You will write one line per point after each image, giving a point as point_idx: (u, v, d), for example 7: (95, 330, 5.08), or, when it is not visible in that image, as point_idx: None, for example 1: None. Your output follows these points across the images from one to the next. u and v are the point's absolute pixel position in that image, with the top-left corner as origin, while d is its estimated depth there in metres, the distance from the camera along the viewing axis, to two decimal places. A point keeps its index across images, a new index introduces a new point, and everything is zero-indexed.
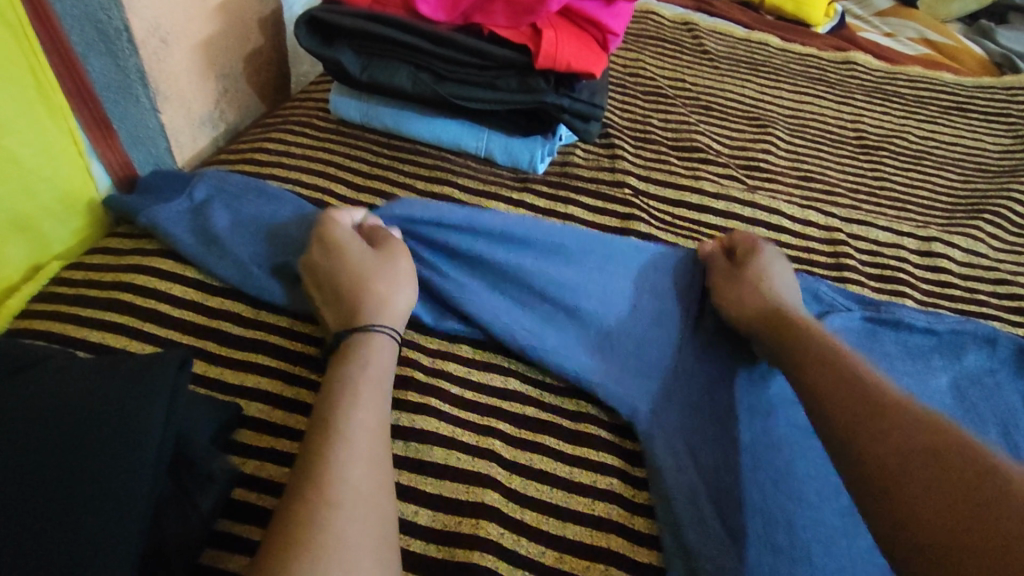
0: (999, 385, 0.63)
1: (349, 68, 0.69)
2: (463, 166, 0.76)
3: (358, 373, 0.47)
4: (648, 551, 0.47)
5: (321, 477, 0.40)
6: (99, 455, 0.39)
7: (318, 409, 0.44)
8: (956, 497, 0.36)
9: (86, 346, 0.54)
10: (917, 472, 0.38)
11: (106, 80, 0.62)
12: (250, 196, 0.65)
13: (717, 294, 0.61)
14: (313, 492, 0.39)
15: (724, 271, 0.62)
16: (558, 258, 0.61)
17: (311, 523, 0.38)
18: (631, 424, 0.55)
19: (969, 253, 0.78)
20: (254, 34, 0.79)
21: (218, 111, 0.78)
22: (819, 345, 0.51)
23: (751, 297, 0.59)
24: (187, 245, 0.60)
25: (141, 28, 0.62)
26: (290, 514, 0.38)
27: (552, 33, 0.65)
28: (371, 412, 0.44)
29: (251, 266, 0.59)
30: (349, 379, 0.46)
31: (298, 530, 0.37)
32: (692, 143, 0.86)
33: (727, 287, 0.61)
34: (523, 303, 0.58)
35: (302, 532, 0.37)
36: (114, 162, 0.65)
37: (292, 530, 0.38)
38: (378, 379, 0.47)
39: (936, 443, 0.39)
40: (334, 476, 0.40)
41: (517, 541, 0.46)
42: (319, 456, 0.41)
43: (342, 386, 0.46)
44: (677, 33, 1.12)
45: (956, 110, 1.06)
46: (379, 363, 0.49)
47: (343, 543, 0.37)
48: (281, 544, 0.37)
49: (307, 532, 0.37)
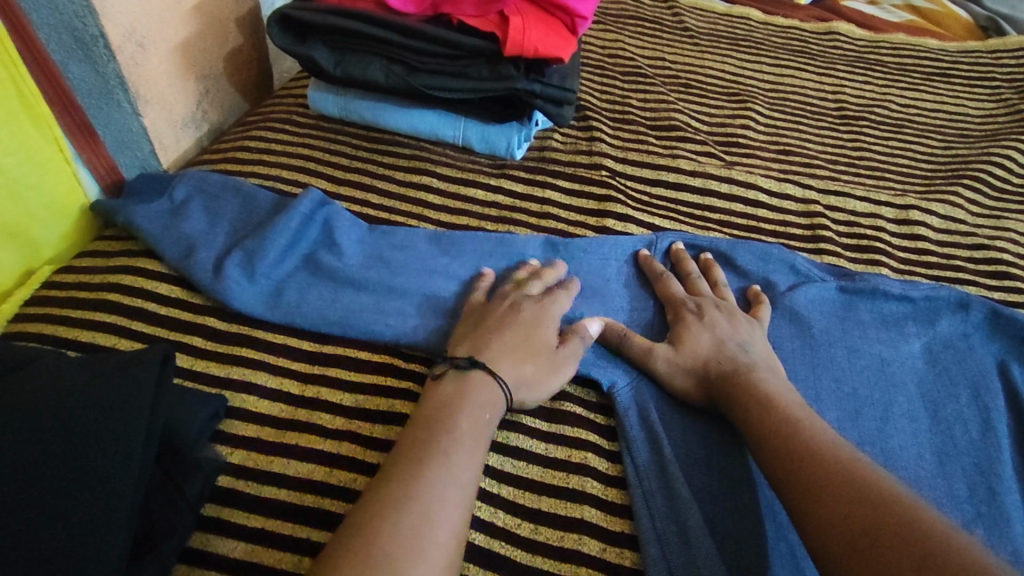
0: (972, 348, 0.64)
1: (323, 63, 0.70)
2: (441, 154, 0.77)
3: (473, 404, 0.48)
4: (620, 520, 0.49)
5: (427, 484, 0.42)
6: (89, 450, 0.41)
7: (421, 427, 0.46)
8: (897, 533, 0.37)
9: (76, 346, 0.56)
10: (877, 545, 0.37)
11: (87, 86, 0.64)
12: (230, 206, 0.67)
13: (666, 296, 0.62)
14: (416, 493, 0.41)
15: (664, 275, 0.63)
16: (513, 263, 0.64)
17: (412, 522, 0.40)
18: (606, 400, 0.56)
19: (948, 220, 0.79)
20: (232, 33, 0.80)
21: (201, 111, 0.80)
22: (762, 385, 0.51)
23: (682, 304, 0.60)
24: (160, 242, 0.63)
25: (116, 33, 0.64)
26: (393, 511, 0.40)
27: (519, 20, 0.66)
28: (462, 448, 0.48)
29: (222, 254, 0.62)
30: (464, 404, 0.48)
31: (396, 527, 0.39)
32: (670, 122, 0.86)
33: (668, 290, 0.62)
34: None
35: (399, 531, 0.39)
36: (99, 167, 0.67)
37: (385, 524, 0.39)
38: (488, 409, 0.49)
39: (889, 516, 0.38)
40: (439, 486, 0.42)
41: (494, 513, 0.48)
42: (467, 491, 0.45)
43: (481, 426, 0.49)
44: (657, 11, 1.11)
45: (939, 76, 1.06)
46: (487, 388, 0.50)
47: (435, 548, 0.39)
48: (381, 536, 0.39)
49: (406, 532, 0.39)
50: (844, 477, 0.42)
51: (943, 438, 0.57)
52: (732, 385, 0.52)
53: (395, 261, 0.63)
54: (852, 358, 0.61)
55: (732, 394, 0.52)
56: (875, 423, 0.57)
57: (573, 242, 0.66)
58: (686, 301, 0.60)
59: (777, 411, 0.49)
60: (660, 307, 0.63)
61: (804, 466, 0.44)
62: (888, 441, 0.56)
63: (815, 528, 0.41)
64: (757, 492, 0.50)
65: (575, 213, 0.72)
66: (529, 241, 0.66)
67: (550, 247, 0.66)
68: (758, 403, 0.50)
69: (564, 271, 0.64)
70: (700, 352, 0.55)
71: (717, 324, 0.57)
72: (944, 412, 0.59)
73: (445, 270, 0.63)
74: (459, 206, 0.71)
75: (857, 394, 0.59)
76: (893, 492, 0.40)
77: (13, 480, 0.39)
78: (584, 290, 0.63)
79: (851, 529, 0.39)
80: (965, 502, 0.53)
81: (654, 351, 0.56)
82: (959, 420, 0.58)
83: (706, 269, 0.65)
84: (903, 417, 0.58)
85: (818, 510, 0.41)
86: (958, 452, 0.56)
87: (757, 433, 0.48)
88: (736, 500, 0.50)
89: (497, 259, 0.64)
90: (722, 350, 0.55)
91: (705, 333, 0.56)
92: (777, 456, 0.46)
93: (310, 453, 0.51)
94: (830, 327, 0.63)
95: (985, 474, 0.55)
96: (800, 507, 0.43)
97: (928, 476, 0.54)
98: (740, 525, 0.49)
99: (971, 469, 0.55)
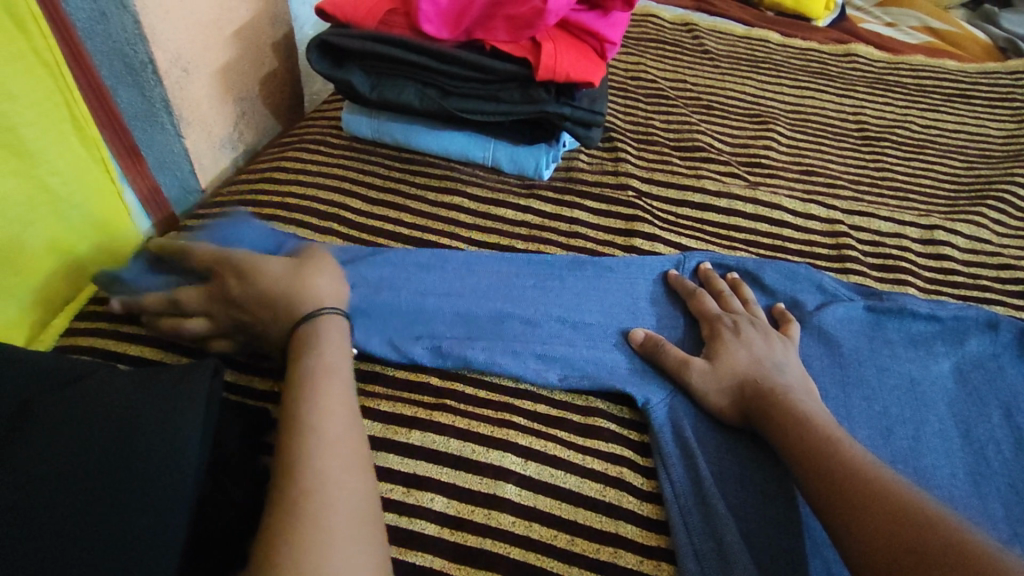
0: (1002, 368, 0.64)
1: (360, 88, 0.73)
2: (471, 174, 0.79)
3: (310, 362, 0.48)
4: (656, 535, 0.50)
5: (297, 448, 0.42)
6: (144, 459, 0.42)
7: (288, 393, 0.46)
8: (941, 552, 0.38)
9: (125, 359, 0.58)
10: (924, 564, 0.38)
11: (134, 109, 0.67)
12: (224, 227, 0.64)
13: (703, 314, 0.62)
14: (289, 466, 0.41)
15: (698, 296, 0.64)
16: (544, 282, 0.65)
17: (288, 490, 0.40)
18: (641, 417, 0.57)
19: (973, 239, 0.80)
20: (267, 57, 0.83)
21: (237, 132, 0.82)
22: (796, 405, 0.52)
23: (713, 322, 0.61)
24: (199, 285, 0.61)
25: (164, 59, 0.66)
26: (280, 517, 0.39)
27: (551, 46, 0.68)
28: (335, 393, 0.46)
29: None
30: (315, 356, 0.49)
31: (284, 510, 0.39)
32: (694, 143, 0.88)
33: (703, 309, 0.63)
34: (510, 327, 0.61)
35: (306, 507, 0.39)
36: (142, 186, 0.70)
37: (288, 519, 0.38)
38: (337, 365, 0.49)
39: (932, 536, 0.39)
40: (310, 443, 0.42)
41: (530, 526, 0.49)
42: (327, 431, 0.44)
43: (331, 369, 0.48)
44: (677, 34, 1.14)
45: (959, 97, 1.07)
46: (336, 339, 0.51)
47: (327, 504, 0.40)
48: (279, 545, 0.38)
49: (308, 521, 0.38)
50: (888, 497, 0.42)
51: (976, 458, 0.57)
52: (769, 403, 0.53)
53: (431, 277, 0.64)
54: (882, 376, 0.61)
55: (767, 412, 0.52)
56: (906, 442, 0.57)
57: (602, 261, 0.67)
58: (722, 317, 0.61)
59: (815, 430, 0.49)
60: (695, 322, 0.63)
61: (845, 485, 0.44)
62: (921, 460, 0.56)
63: (859, 546, 0.41)
64: (796, 509, 0.51)
65: (602, 232, 0.73)
66: (559, 260, 0.67)
67: (579, 266, 0.67)
68: (795, 420, 0.50)
69: (596, 289, 0.65)
70: (735, 369, 0.56)
71: (753, 342, 0.58)
72: (976, 432, 0.59)
73: (479, 289, 0.64)
74: (490, 225, 0.73)
75: (889, 413, 0.59)
76: (935, 511, 0.41)
77: (75, 489, 0.40)
78: (614, 308, 0.64)
79: (896, 548, 0.39)
80: (1001, 522, 0.53)
81: (689, 368, 0.56)
82: (992, 440, 0.59)
83: (736, 289, 0.66)
84: (935, 437, 0.58)
85: (860, 528, 0.42)
86: (992, 472, 0.57)
87: (792, 451, 0.49)
88: (772, 516, 0.50)
89: (527, 278, 0.65)
90: (757, 371, 0.55)
91: (741, 352, 0.57)
92: (815, 474, 0.47)
93: None
94: (859, 346, 0.63)
95: (1020, 495, 0.55)
96: (840, 525, 0.43)
97: (962, 494, 0.54)
98: (776, 541, 0.49)
99: (1005, 489, 0.56)
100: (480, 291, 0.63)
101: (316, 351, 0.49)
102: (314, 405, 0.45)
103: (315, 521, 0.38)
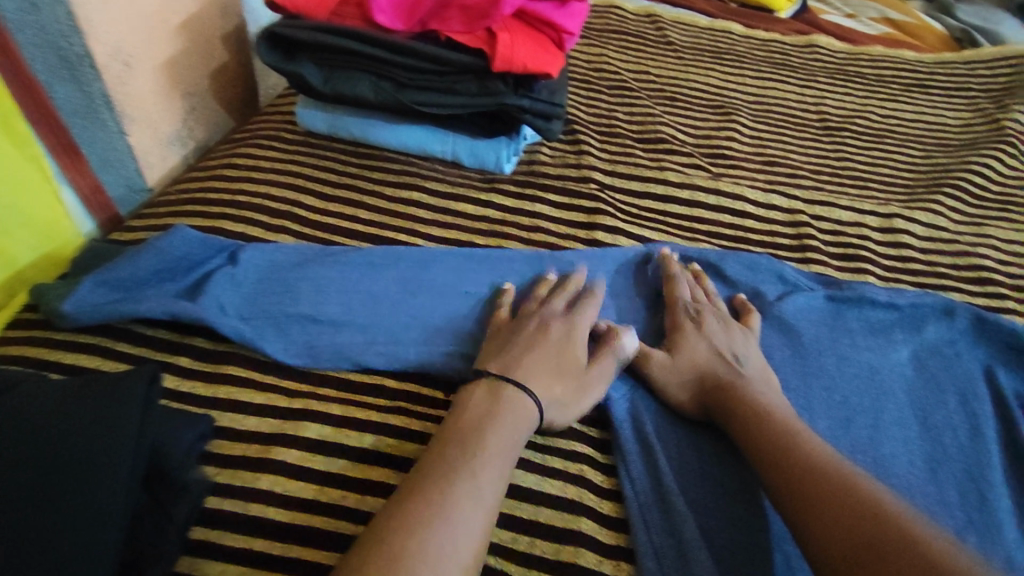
0: (958, 355, 0.65)
1: (311, 80, 0.70)
2: (430, 169, 0.77)
3: (500, 427, 0.49)
4: (616, 533, 0.49)
5: (443, 486, 0.43)
6: (75, 476, 0.40)
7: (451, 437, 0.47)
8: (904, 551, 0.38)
9: (59, 368, 0.55)
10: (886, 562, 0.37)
11: (72, 105, 0.63)
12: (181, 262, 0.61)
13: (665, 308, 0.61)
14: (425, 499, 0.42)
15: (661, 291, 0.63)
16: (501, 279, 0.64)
17: (415, 520, 0.41)
18: (601, 413, 0.56)
19: (930, 227, 0.80)
20: (217, 50, 0.80)
21: (187, 128, 0.79)
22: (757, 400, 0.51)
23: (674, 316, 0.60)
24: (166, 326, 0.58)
25: (102, 53, 0.63)
26: (369, 544, 0.40)
27: (507, 37, 0.66)
28: (498, 460, 0.46)
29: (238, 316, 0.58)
30: (498, 423, 0.49)
31: (408, 535, 0.40)
32: (657, 134, 0.87)
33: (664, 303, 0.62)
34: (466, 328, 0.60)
35: (418, 541, 0.40)
36: (83, 186, 0.67)
37: (399, 545, 0.39)
38: (511, 437, 0.48)
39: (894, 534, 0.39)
40: (456, 490, 0.43)
41: (489, 528, 0.48)
42: (462, 477, 0.44)
43: (494, 437, 0.48)
44: (641, 25, 1.13)
45: (917, 86, 1.08)
46: (516, 424, 0.49)
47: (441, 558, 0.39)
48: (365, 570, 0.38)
49: (416, 553, 0.39)
50: (846, 487, 0.43)
51: (933, 445, 0.58)
52: (729, 399, 0.52)
53: (386, 276, 0.62)
54: (841, 365, 0.62)
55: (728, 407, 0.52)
56: (867, 431, 0.57)
57: (560, 257, 0.66)
58: (682, 310, 0.61)
59: (777, 426, 0.49)
60: (658, 312, 0.64)
61: (804, 480, 0.44)
62: (880, 449, 0.56)
63: (818, 542, 0.41)
64: (757, 502, 0.50)
65: (564, 226, 0.72)
66: (516, 257, 0.66)
67: (537, 262, 0.66)
68: (758, 415, 0.50)
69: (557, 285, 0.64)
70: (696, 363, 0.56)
71: (713, 334, 0.58)
72: (934, 419, 0.59)
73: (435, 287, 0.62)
74: (448, 220, 0.72)
75: (848, 402, 0.59)
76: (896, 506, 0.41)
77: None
78: None
79: (855, 545, 0.39)
80: (957, 508, 0.54)
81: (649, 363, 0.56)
82: (949, 426, 0.59)
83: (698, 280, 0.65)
84: (894, 425, 0.58)
85: (819, 524, 0.41)
86: (949, 460, 0.57)
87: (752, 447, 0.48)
88: (731, 513, 0.50)
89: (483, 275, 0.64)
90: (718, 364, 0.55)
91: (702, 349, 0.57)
92: (773, 469, 0.46)
93: (298, 471, 0.50)
94: (820, 335, 0.64)
95: (976, 481, 0.56)
96: (798, 522, 0.43)
97: (919, 483, 0.55)
98: (734, 536, 0.48)
99: (961, 475, 0.56)
100: (441, 292, 0.62)
101: (497, 415, 0.49)
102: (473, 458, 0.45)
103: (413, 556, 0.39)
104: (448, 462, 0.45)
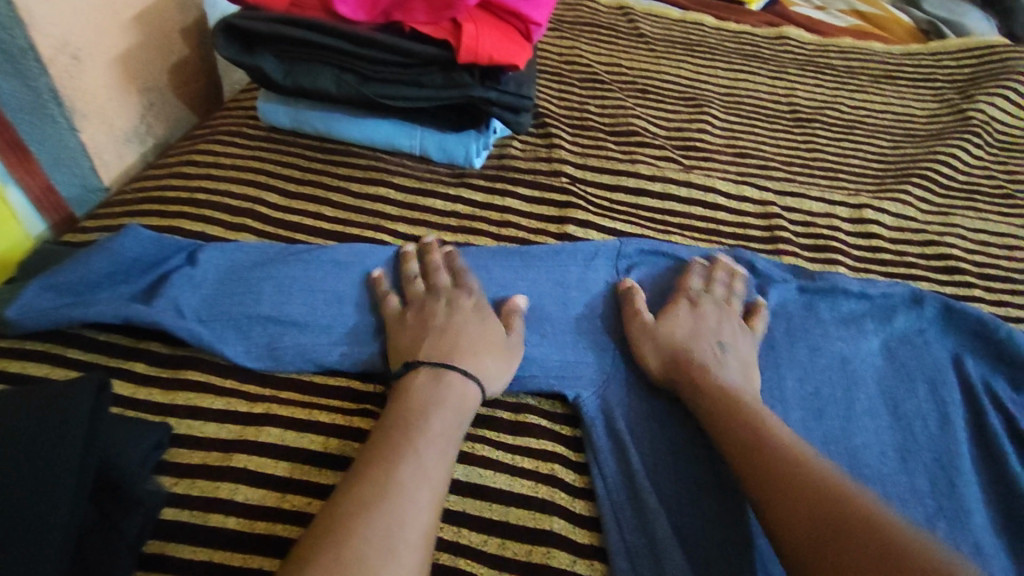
0: (928, 343, 0.65)
1: (272, 74, 0.68)
2: (398, 164, 0.75)
3: (436, 412, 0.48)
4: (589, 532, 0.48)
5: (381, 474, 0.43)
6: (14, 492, 0.38)
7: (391, 424, 0.47)
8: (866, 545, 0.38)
9: (6, 377, 0.52)
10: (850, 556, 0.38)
11: (17, 102, 0.60)
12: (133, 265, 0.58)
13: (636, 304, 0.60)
14: (363, 487, 0.42)
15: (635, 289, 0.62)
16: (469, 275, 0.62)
17: (350, 509, 0.40)
18: (572, 410, 0.55)
19: (899, 217, 0.81)
20: (176, 44, 0.77)
21: (144, 125, 0.76)
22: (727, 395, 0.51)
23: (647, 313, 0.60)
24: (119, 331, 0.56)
25: (47, 45, 0.60)
26: (309, 533, 0.39)
27: (472, 27, 0.65)
28: (439, 444, 0.46)
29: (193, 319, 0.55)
30: (437, 407, 0.49)
31: (345, 523, 0.40)
32: (629, 127, 0.87)
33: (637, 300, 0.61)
34: None
35: (353, 529, 0.39)
36: (33, 186, 0.64)
37: (335, 534, 0.39)
38: (451, 420, 0.48)
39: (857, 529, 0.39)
40: (395, 477, 0.43)
41: (459, 531, 0.47)
42: (402, 464, 0.44)
43: (437, 422, 0.48)
44: (613, 18, 1.12)
45: (885, 78, 1.09)
46: (455, 406, 0.49)
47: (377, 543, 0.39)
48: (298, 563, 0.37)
49: (351, 540, 0.39)
50: (816, 486, 0.43)
51: (903, 434, 0.58)
52: (700, 395, 0.52)
53: (349, 275, 0.60)
54: (813, 357, 0.62)
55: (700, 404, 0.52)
56: (838, 422, 0.58)
57: (531, 251, 0.64)
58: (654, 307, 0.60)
59: (746, 422, 0.49)
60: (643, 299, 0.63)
61: (772, 477, 0.44)
62: (852, 440, 0.56)
63: (789, 540, 0.41)
64: (729, 497, 0.50)
65: (534, 220, 0.71)
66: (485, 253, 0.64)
67: (507, 256, 0.64)
68: (728, 411, 0.50)
69: (527, 280, 0.63)
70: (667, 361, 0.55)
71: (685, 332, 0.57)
72: (904, 408, 0.60)
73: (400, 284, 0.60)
74: (417, 216, 0.70)
75: (821, 394, 0.59)
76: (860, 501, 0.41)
77: None
78: (543, 299, 0.62)
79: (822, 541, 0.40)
80: (928, 497, 0.54)
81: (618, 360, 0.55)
82: (919, 415, 0.59)
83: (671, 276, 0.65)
84: (866, 415, 0.58)
85: (789, 521, 0.42)
86: (919, 449, 0.57)
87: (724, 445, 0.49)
88: (704, 509, 0.49)
89: None
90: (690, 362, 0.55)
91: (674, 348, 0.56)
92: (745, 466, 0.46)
93: (260, 478, 0.48)
94: (792, 327, 0.64)
95: (945, 469, 0.56)
96: (768, 519, 0.43)
97: (890, 472, 0.55)
98: (708, 533, 0.48)
99: (931, 464, 0.56)
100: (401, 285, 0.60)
101: (434, 398, 0.49)
102: (411, 444, 0.45)
103: (351, 544, 0.38)
104: (386, 450, 0.45)
